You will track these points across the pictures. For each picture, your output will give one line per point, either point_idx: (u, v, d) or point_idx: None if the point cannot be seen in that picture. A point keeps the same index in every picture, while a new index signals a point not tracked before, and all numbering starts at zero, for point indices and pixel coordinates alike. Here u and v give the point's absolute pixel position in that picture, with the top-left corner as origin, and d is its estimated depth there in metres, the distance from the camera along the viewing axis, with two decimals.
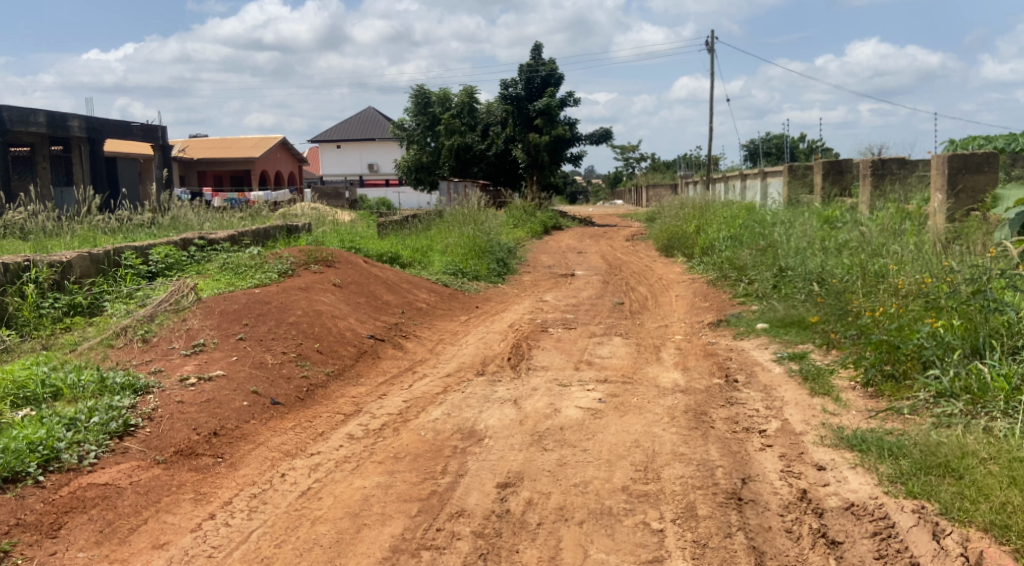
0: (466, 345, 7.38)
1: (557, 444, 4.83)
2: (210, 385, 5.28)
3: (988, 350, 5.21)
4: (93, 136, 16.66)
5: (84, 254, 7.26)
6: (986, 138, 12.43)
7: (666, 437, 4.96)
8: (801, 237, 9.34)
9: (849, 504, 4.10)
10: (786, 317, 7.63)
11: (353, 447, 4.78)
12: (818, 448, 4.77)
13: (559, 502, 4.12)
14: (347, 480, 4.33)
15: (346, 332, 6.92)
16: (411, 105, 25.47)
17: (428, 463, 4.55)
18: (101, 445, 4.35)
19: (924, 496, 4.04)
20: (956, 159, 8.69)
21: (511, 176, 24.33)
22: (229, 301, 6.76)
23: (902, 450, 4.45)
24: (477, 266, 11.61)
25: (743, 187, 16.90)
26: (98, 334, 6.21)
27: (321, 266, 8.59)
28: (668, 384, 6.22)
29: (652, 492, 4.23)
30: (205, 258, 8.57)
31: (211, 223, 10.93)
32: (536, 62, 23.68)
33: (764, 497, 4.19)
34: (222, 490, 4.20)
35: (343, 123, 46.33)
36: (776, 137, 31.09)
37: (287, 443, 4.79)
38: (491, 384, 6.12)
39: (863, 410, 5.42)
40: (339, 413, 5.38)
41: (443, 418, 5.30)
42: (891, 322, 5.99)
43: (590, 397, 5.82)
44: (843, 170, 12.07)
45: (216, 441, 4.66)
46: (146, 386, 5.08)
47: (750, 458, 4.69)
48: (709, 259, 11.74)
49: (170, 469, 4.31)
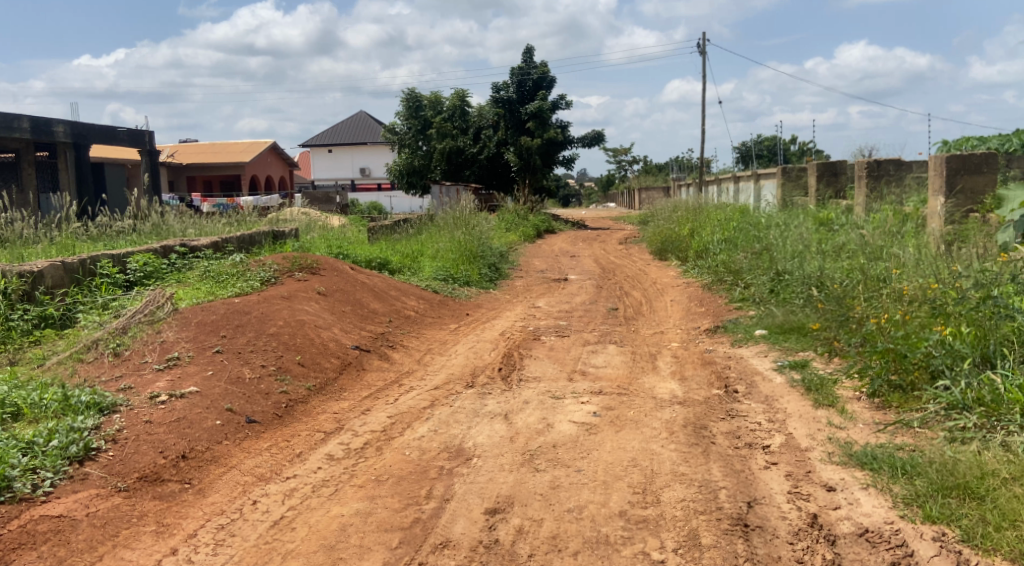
0: (455, 356, 7.09)
1: (549, 464, 4.55)
2: (182, 402, 4.97)
3: (1000, 359, 4.96)
4: (78, 142, 16.32)
5: (56, 262, 6.91)
6: (980, 138, 12.22)
7: (666, 455, 4.67)
8: (797, 239, 9.11)
9: (863, 530, 3.84)
10: (786, 323, 7.37)
11: (332, 469, 4.49)
12: (826, 466, 4.50)
13: (552, 529, 3.84)
14: (324, 507, 4.04)
15: (330, 343, 6.62)
16: (402, 109, 25.28)
17: (411, 487, 4.25)
18: (59, 472, 4.06)
19: (944, 520, 3.79)
20: (954, 160, 8.43)
21: (503, 180, 23.96)
22: (207, 311, 6.45)
23: (916, 469, 4.19)
24: (468, 271, 11.31)
25: (737, 190, 16.61)
26: (68, 348, 5.89)
27: (305, 274, 8.28)
28: (665, 395, 5.93)
29: (651, 518, 3.95)
30: (186, 266, 8.26)
31: (195, 228, 10.60)
32: (527, 65, 23.29)
33: (772, 523, 3.92)
34: (187, 521, 3.91)
35: (333, 127, 45.92)
36: (768, 139, 30.99)
37: (261, 466, 4.50)
38: (481, 398, 5.83)
39: (870, 423, 5.14)
40: (319, 431, 5.09)
41: (429, 435, 5.01)
42: (896, 329, 5.69)
43: (584, 410, 5.53)
44: (838, 171, 11.84)
45: (184, 464, 4.37)
46: (113, 405, 4.77)
47: (755, 478, 4.40)
48: (703, 262, 11.45)
49: (132, 498, 4.02)
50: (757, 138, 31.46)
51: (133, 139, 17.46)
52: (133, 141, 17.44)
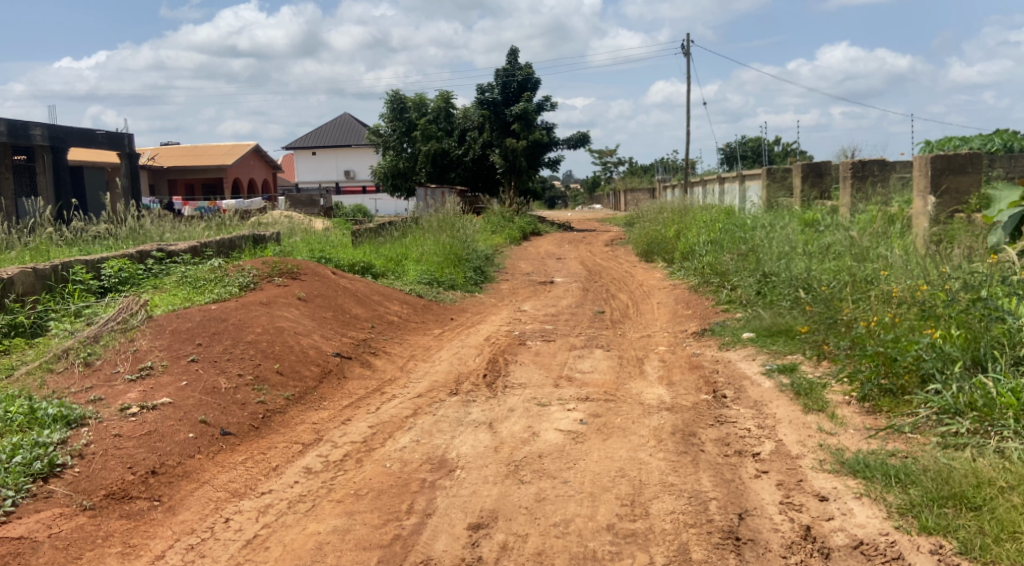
0: (439, 362, 6.93)
1: (534, 475, 4.40)
2: (153, 414, 4.80)
3: (991, 362, 4.84)
4: (57, 145, 16.07)
5: (27, 269, 6.70)
6: (962, 138, 12.18)
7: (654, 464, 4.55)
8: (782, 240, 9.03)
9: (858, 542, 3.72)
10: (774, 326, 7.26)
11: (309, 483, 4.34)
12: (818, 474, 4.38)
13: (537, 545, 3.71)
14: (300, 524, 3.88)
15: (310, 350, 6.45)
16: (386, 111, 25.20)
17: (392, 501, 4.10)
18: (21, 490, 3.90)
19: (940, 531, 3.68)
20: (939, 160, 8.35)
21: (489, 182, 23.84)
22: (182, 319, 6.29)
23: (911, 477, 4.07)
24: (452, 274, 11.16)
25: (720, 191, 16.52)
26: (37, 358, 5.71)
27: (285, 279, 8.12)
28: (653, 401, 5.80)
29: (640, 532, 3.82)
30: (163, 272, 8.08)
31: (174, 232, 10.40)
32: (512, 66, 23.05)
33: (764, 536, 3.79)
34: (155, 541, 3.75)
35: (317, 130, 45.70)
36: (753, 141, 30.94)
37: (235, 481, 4.34)
38: (465, 406, 5.68)
39: (861, 429, 5.02)
40: (297, 442, 4.93)
41: (411, 446, 4.86)
42: (886, 332, 5.58)
43: (571, 418, 5.39)
44: (822, 172, 11.77)
45: (153, 480, 4.21)
46: (81, 417, 4.61)
47: (745, 487, 4.27)
48: (690, 264, 11.34)
49: (97, 518, 3.86)
50: (741, 140, 31.41)
51: (113, 142, 17.20)
52: (113, 144, 17.20)
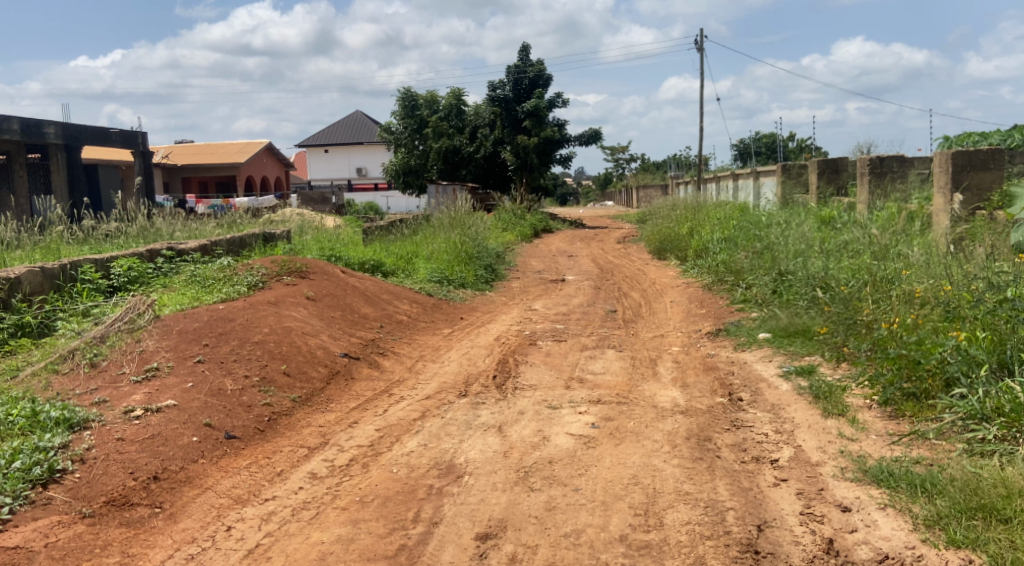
0: (448, 363, 6.81)
1: (545, 483, 4.27)
2: (157, 417, 4.69)
3: (1017, 365, 4.68)
4: (70, 144, 16.02)
5: (35, 269, 6.62)
6: (981, 133, 11.96)
7: (669, 472, 4.40)
8: (798, 237, 8.86)
9: (883, 557, 3.57)
10: (791, 326, 7.09)
11: (314, 489, 4.22)
12: (839, 483, 4.22)
13: (547, 557, 3.58)
14: (303, 534, 3.77)
15: (317, 350, 6.33)
16: (397, 108, 25.04)
17: (398, 509, 3.99)
18: (19, 497, 3.81)
19: (969, 545, 3.54)
20: (960, 156, 8.14)
21: (500, 179, 23.73)
22: (190, 319, 6.19)
23: (937, 487, 3.92)
24: (463, 273, 11.04)
25: (735, 188, 16.31)
26: (43, 358, 5.62)
27: (294, 278, 8.00)
28: (667, 404, 5.66)
29: (654, 543, 3.69)
30: (172, 270, 7.98)
31: (184, 231, 10.32)
32: (524, 62, 22.88)
33: (784, 549, 3.65)
34: (154, 551, 3.65)
35: (329, 127, 45.67)
36: (767, 136, 30.67)
37: (238, 487, 4.23)
38: (474, 408, 5.55)
39: (883, 434, 4.86)
40: (303, 446, 4.81)
41: (418, 450, 4.74)
42: (909, 334, 5.41)
43: (582, 422, 5.25)
44: (839, 168, 11.56)
45: (155, 486, 4.10)
46: (84, 420, 4.51)
47: (764, 497, 4.13)
48: (704, 262, 11.16)
49: (97, 526, 3.76)
50: (755, 136, 31.18)
51: (126, 140, 17.14)
52: (127, 142, 17.14)
